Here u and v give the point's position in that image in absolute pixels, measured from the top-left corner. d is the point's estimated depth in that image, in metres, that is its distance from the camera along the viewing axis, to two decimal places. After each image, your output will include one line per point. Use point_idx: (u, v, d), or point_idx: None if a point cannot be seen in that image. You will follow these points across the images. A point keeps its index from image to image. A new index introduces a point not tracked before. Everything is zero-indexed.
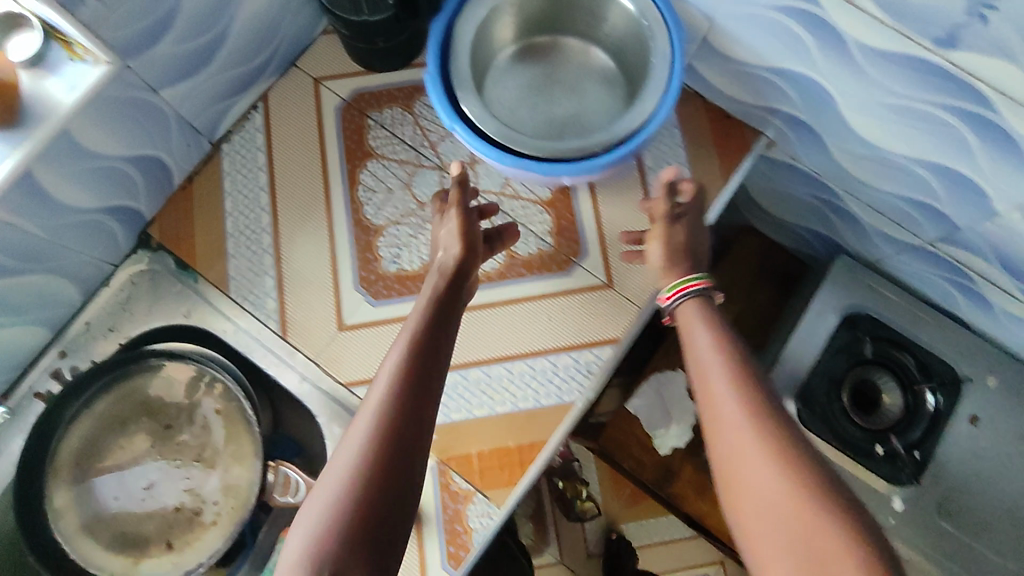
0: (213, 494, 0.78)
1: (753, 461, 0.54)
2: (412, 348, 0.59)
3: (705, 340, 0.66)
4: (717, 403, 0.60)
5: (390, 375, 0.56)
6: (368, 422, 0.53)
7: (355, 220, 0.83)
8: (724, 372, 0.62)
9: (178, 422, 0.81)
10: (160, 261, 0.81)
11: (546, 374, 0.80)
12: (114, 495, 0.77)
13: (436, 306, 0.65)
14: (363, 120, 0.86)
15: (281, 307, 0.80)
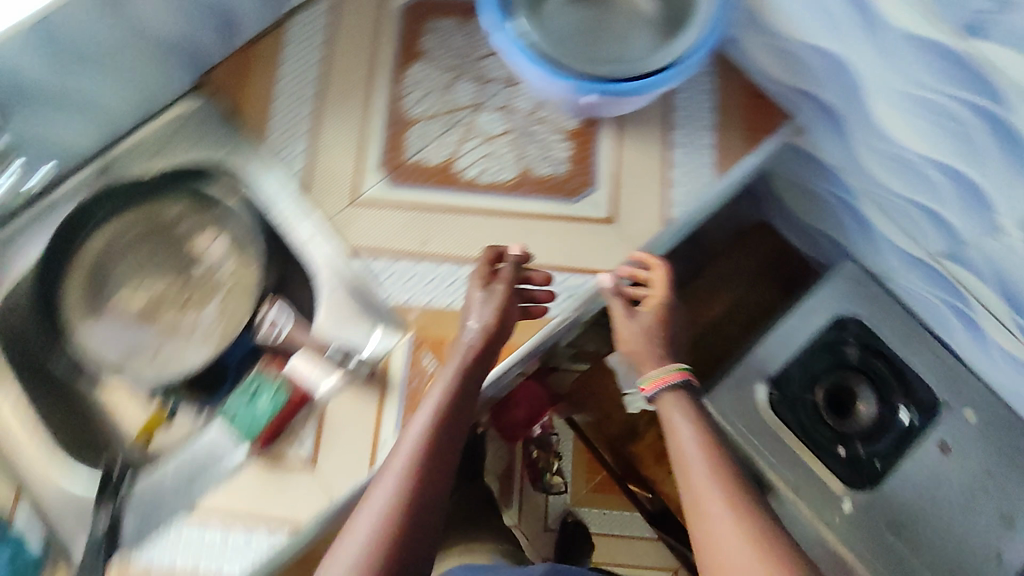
0: (208, 317, 0.91)
1: (726, 539, 0.64)
2: (434, 418, 0.72)
3: (689, 436, 0.75)
4: (697, 490, 0.70)
5: (412, 445, 0.70)
6: (391, 486, 0.67)
7: (392, 109, 0.90)
8: (704, 463, 0.72)
9: (195, 249, 0.93)
10: (210, 105, 0.90)
11: (529, 286, 0.84)
12: (127, 294, 0.91)
13: (460, 369, 0.75)
14: (421, 23, 0.93)
15: (306, 169, 0.88)
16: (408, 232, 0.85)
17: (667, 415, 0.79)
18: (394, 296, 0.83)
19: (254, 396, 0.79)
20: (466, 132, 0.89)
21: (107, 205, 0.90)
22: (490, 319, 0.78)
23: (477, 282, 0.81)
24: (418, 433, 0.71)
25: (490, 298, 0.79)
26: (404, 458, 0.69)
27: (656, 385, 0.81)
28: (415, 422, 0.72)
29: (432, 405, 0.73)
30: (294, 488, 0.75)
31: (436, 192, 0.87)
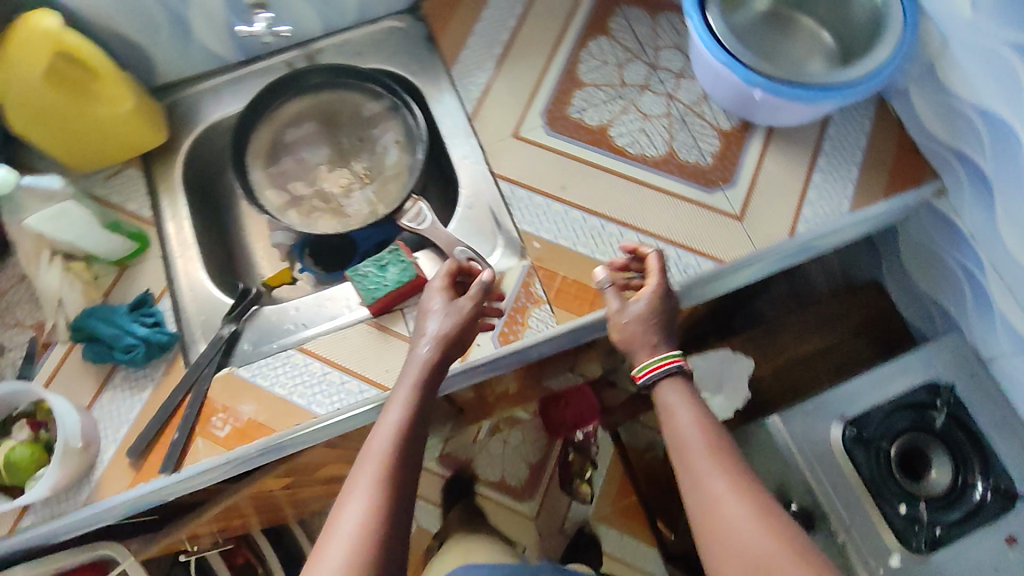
0: (360, 201, 0.98)
1: (737, 523, 0.59)
2: (398, 430, 0.66)
3: (687, 420, 0.68)
4: (702, 472, 0.64)
5: (378, 459, 0.63)
6: (363, 506, 0.59)
7: (568, 69, 0.98)
8: (706, 451, 0.65)
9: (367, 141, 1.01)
10: (416, 28, 1.03)
11: (648, 253, 0.88)
12: (300, 159, 1.00)
13: (419, 382, 0.71)
14: (613, 7, 1.03)
15: (479, 98, 0.97)
16: (551, 175, 0.93)
17: (662, 403, 0.71)
18: (524, 225, 0.90)
19: (383, 268, 0.87)
20: (627, 106, 0.96)
21: (323, 73, 0.98)
22: (452, 332, 0.75)
23: (439, 289, 0.79)
24: (382, 445, 0.65)
25: (457, 311, 0.76)
26: (372, 472, 0.62)
27: (650, 373, 0.72)
28: (376, 434, 0.66)
29: (395, 418, 0.67)
30: (395, 354, 0.84)
31: (586, 148, 0.94)
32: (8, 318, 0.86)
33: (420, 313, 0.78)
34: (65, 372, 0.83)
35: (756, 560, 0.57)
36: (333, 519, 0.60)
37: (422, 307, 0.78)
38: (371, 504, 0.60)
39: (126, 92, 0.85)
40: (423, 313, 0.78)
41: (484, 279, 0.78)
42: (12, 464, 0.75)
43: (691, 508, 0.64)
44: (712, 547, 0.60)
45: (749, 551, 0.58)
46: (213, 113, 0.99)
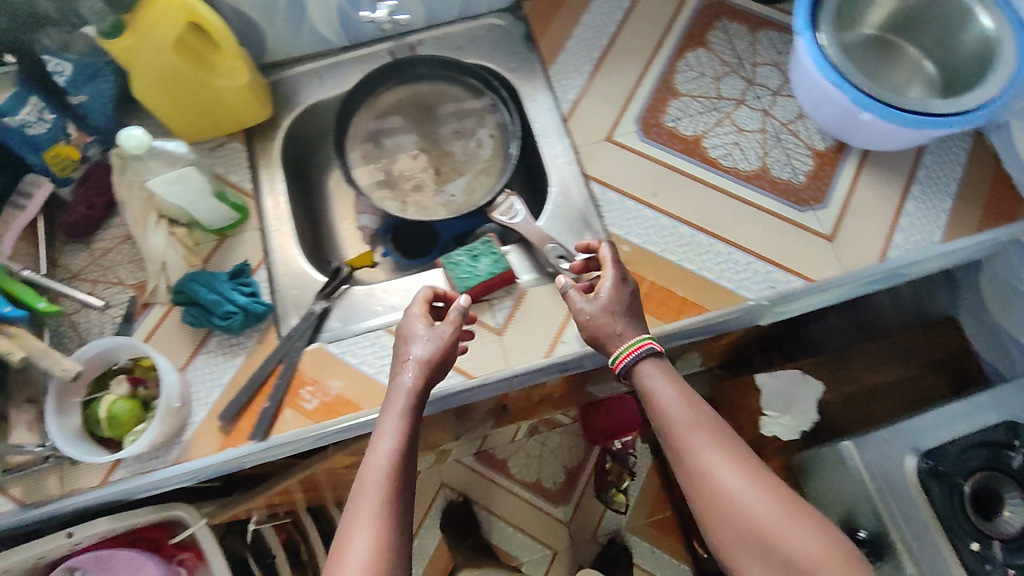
0: (456, 190, 1.00)
1: (737, 494, 0.61)
2: (391, 460, 0.65)
3: (671, 398, 0.66)
4: (693, 447, 0.64)
5: (376, 493, 0.63)
6: (366, 541, 0.59)
7: (665, 78, 0.99)
8: (694, 428, 0.64)
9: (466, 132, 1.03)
10: (516, 26, 1.04)
11: (737, 266, 0.88)
12: (399, 144, 1.04)
13: (408, 410, 0.70)
14: (713, 22, 1.03)
15: (576, 100, 0.98)
16: (643, 181, 0.93)
17: (641, 385, 0.69)
18: (613, 228, 0.91)
19: (475, 259, 0.89)
20: (721, 119, 0.96)
21: (428, 64, 1.01)
22: (435, 357, 0.73)
23: (421, 316, 0.76)
24: (377, 479, 0.64)
25: (437, 337, 0.74)
26: (375, 505, 0.62)
27: (627, 360, 0.70)
28: (369, 465, 0.65)
29: (388, 448, 0.66)
30: (480, 343, 0.86)
31: (679, 157, 0.94)
32: (110, 277, 0.89)
33: (397, 341, 0.75)
34: (162, 332, 0.86)
35: (759, 529, 0.59)
36: (335, 555, 0.60)
37: (398, 336, 0.75)
38: (380, 539, 0.60)
39: (242, 67, 0.87)
40: (401, 339, 0.75)
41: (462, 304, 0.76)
42: (112, 417, 0.77)
43: (684, 481, 0.64)
44: (709, 516, 0.62)
45: (752, 521, 0.60)
46: (313, 95, 1.02)
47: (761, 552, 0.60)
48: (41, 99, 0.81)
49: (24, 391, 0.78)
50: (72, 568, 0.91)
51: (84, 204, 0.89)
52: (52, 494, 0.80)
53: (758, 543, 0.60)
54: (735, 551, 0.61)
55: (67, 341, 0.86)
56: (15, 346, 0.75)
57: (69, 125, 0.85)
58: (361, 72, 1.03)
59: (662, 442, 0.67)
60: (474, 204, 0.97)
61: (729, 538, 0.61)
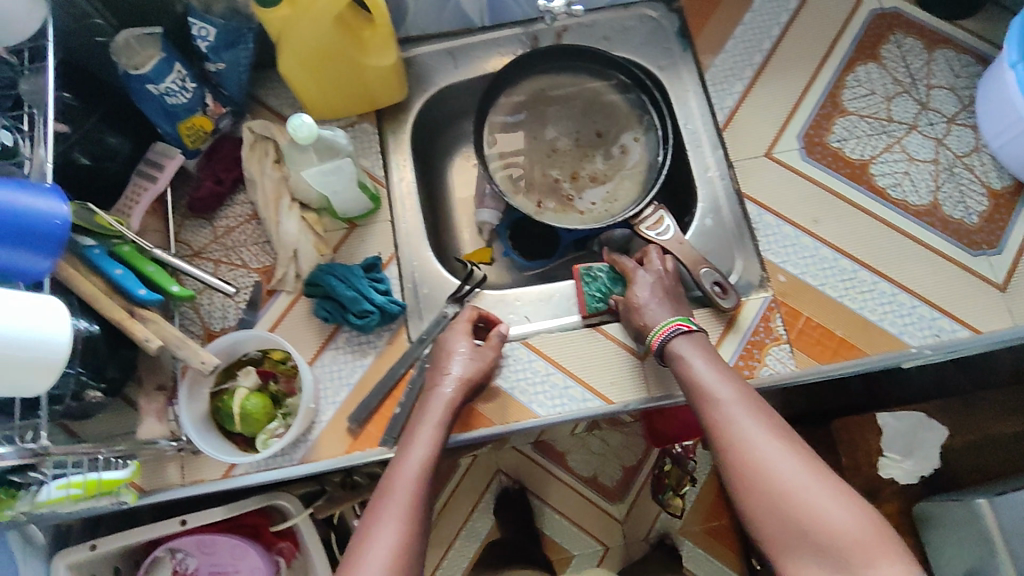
0: (595, 198, 0.94)
1: (767, 455, 0.62)
2: (424, 465, 0.69)
3: (707, 371, 0.70)
4: (728, 412, 0.66)
5: (404, 496, 0.66)
6: (391, 534, 0.63)
7: (832, 93, 0.91)
8: (730, 397, 0.67)
9: (608, 134, 0.96)
10: (669, 20, 0.96)
11: (900, 308, 0.82)
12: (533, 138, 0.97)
13: (443, 422, 0.73)
14: (886, 33, 0.94)
15: (734, 108, 0.91)
16: (804, 205, 0.86)
17: (677, 360, 0.73)
18: (769, 254, 0.84)
19: (615, 281, 0.86)
20: (891, 144, 0.89)
21: (573, 54, 0.94)
22: (474, 377, 0.76)
23: (465, 333, 0.80)
24: (407, 484, 0.67)
25: (475, 355, 0.78)
26: (400, 503, 0.65)
27: (663, 337, 0.74)
28: (401, 470, 0.68)
29: (421, 456, 0.70)
30: (621, 367, 0.81)
31: (844, 183, 0.87)
32: (234, 258, 0.84)
33: (438, 355, 0.79)
34: (289, 324, 0.82)
35: (786, 488, 0.60)
36: (362, 536, 0.64)
37: (439, 352, 0.79)
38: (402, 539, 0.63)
39: (391, 49, 0.81)
40: (442, 354, 0.78)
41: (505, 330, 0.82)
42: (245, 413, 0.74)
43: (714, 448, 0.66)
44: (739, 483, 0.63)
45: (780, 480, 0.61)
46: (446, 77, 0.95)
47: (786, 515, 0.60)
48: (184, 67, 0.76)
49: (154, 379, 0.75)
50: (175, 548, 0.89)
51: (212, 179, 0.84)
52: (172, 483, 0.76)
53: (785, 507, 0.60)
54: (761, 516, 0.61)
55: (189, 323, 0.82)
56: (152, 332, 0.71)
57: (207, 96, 0.80)
58: (499, 55, 0.96)
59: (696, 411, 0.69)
60: (617, 215, 0.91)
61: (755, 498, 0.61)
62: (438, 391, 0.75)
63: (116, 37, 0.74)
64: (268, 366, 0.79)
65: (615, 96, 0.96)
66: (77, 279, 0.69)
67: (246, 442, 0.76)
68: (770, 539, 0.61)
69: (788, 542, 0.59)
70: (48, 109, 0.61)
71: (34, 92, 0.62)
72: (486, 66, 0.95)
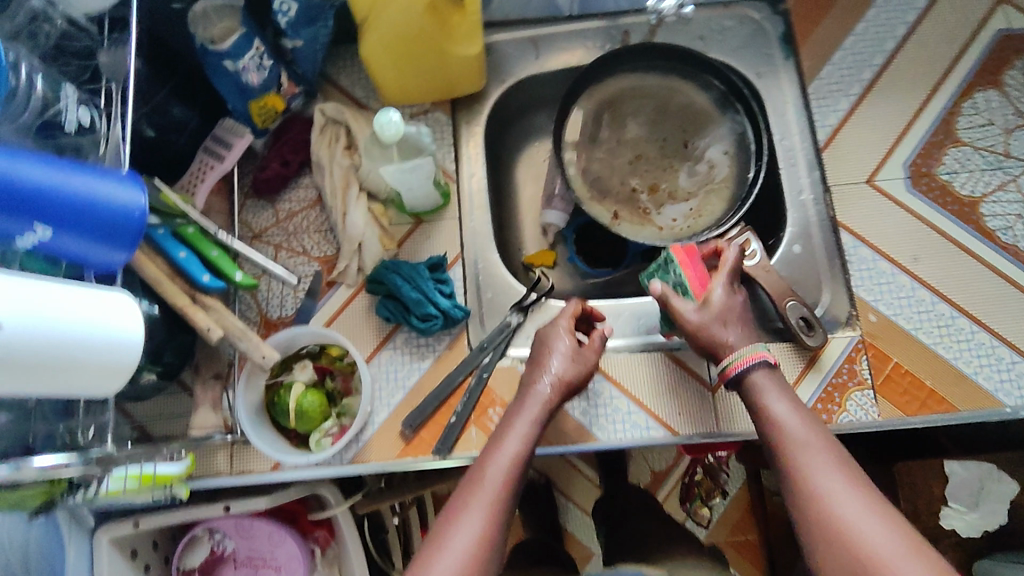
0: (674, 213, 0.88)
1: (851, 519, 0.56)
2: (513, 465, 0.63)
3: (789, 411, 0.64)
4: (808, 466, 0.60)
5: (492, 491, 0.61)
6: (472, 535, 0.58)
7: (945, 119, 0.84)
8: (810, 449, 0.61)
9: (695, 146, 0.90)
10: (773, 23, 0.89)
11: (1000, 363, 0.76)
12: (614, 141, 0.91)
13: (539, 420, 0.67)
14: (1012, 57, 0.86)
15: (836, 127, 0.84)
16: (904, 240, 0.80)
17: (755, 393, 0.66)
18: (861, 291, 0.79)
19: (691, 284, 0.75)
20: (1006, 182, 0.82)
21: (664, 54, 0.88)
22: (575, 382, 0.70)
23: (568, 330, 0.74)
24: (496, 478, 0.62)
25: (574, 358, 0.71)
26: (489, 493, 0.61)
27: (743, 366, 0.67)
28: (489, 465, 0.63)
29: (513, 450, 0.64)
30: (689, 396, 0.77)
31: (950, 220, 0.81)
32: (295, 244, 0.81)
33: (536, 353, 0.73)
34: (347, 318, 0.79)
35: (873, 560, 0.54)
36: (438, 533, 0.59)
37: (536, 351, 0.73)
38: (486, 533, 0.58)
39: (479, 34, 0.76)
40: (539, 353, 0.73)
41: (607, 331, 0.74)
42: (300, 410, 0.72)
43: (791, 503, 0.60)
44: (821, 541, 0.57)
45: (866, 549, 0.54)
46: (526, 68, 0.89)
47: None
48: (262, 43, 0.72)
49: (211, 366, 0.73)
50: (213, 528, 0.88)
51: (279, 160, 0.81)
52: (220, 471, 0.74)
53: None
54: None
55: (246, 309, 0.79)
56: (213, 321, 0.68)
57: (282, 74, 0.76)
58: (584, 48, 0.89)
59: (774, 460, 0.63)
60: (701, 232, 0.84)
61: (836, 567, 0.55)
62: (535, 386, 0.69)
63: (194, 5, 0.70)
64: (325, 361, 0.77)
65: (706, 103, 0.89)
66: (142, 259, 0.67)
67: (299, 438, 0.74)
68: None
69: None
70: (129, 86, 0.57)
71: (114, 66, 0.58)
72: (569, 58, 0.89)
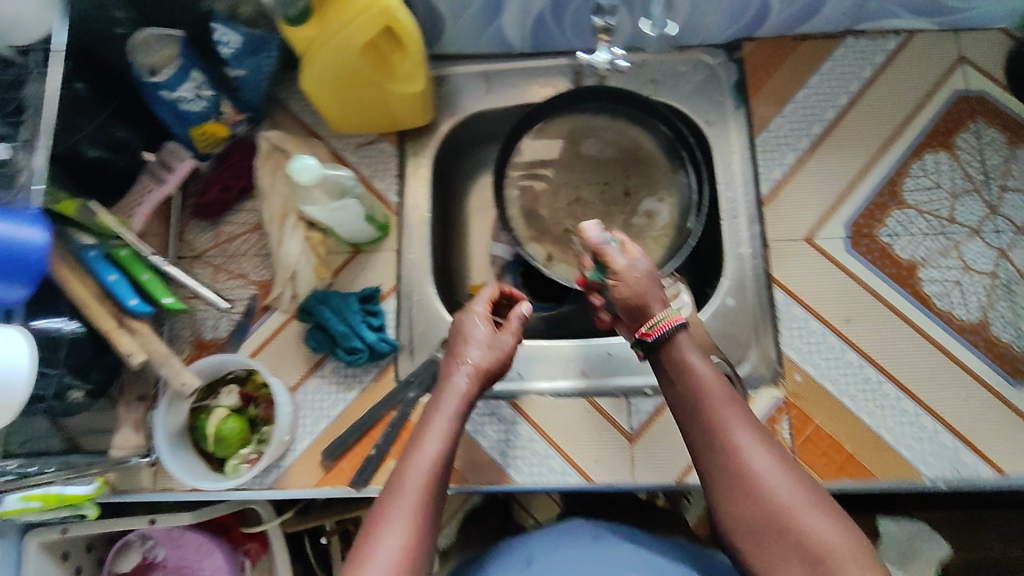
0: None
1: (764, 473, 0.58)
2: (437, 461, 0.60)
3: (705, 366, 0.63)
4: (726, 419, 0.60)
5: (416, 492, 0.58)
6: (400, 539, 0.55)
7: (891, 180, 0.83)
8: (728, 403, 0.61)
9: (637, 194, 0.91)
10: (727, 70, 0.89)
11: (921, 432, 0.76)
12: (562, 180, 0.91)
13: (458, 414, 0.64)
14: (966, 119, 0.85)
15: (780, 181, 0.84)
16: (837, 301, 0.80)
17: (670, 353, 0.65)
18: (789, 349, 0.79)
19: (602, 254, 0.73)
20: (947, 248, 0.81)
21: (613, 98, 0.89)
22: (491, 368, 0.67)
23: (484, 317, 0.70)
24: (420, 480, 0.58)
25: (490, 343, 0.68)
26: (411, 491, 0.58)
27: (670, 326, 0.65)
28: (413, 465, 0.59)
29: (433, 451, 0.60)
30: (606, 444, 0.77)
31: (887, 283, 0.80)
32: (232, 267, 0.83)
33: (453, 339, 0.70)
34: (277, 345, 0.81)
35: (781, 512, 0.57)
36: (363, 547, 0.55)
37: (454, 337, 0.70)
38: (412, 535, 0.56)
39: (421, 74, 0.76)
40: (458, 336, 0.70)
41: (524, 312, 0.71)
42: (219, 435, 0.73)
43: (703, 453, 0.61)
44: (730, 497, 0.59)
45: (775, 501, 0.57)
46: (477, 102, 0.90)
47: (779, 536, 0.56)
48: (201, 73, 0.73)
49: (136, 388, 0.76)
50: (146, 536, 0.90)
51: (220, 185, 0.82)
52: (143, 488, 0.76)
53: (777, 527, 0.57)
54: (753, 534, 0.58)
55: (180, 327, 0.81)
56: (137, 347, 0.70)
57: (224, 103, 0.77)
58: (537, 85, 0.90)
59: (686, 413, 0.63)
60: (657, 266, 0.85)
61: (749, 517, 0.58)
62: (452, 380, 0.65)
63: (135, 34, 0.72)
64: (252, 388, 0.77)
65: (653, 148, 0.90)
66: (70, 281, 0.68)
67: (219, 461, 0.75)
68: (760, 559, 0.57)
69: (782, 567, 0.56)
70: (47, 117, 0.58)
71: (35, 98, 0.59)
72: (521, 95, 0.90)
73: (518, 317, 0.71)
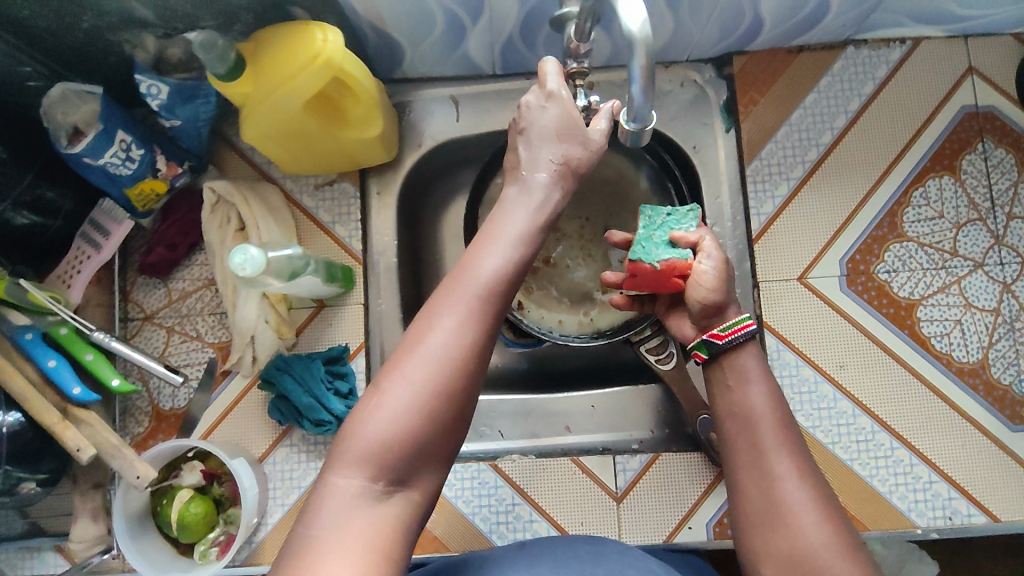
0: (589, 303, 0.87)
1: (798, 507, 0.51)
2: (509, 259, 0.53)
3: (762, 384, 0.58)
4: (769, 444, 0.54)
5: (481, 285, 0.52)
6: (456, 330, 0.49)
7: (891, 211, 0.77)
8: (779, 427, 0.55)
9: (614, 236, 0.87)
10: (716, 89, 0.81)
11: (915, 481, 0.74)
12: None
13: (534, 217, 0.58)
14: (973, 139, 0.78)
15: (772, 216, 0.78)
16: (831, 346, 0.76)
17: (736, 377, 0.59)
18: None
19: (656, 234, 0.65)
20: (948, 284, 0.76)
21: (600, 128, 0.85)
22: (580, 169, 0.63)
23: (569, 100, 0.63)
24: (488, 273, 0.52)
25: (571, 131, 0.63)
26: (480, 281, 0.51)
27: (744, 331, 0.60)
28: (481, 256, 0.53)
29: (506, 248, 0.54)
30: (593, 504, 0.74)
31: (884, 324, 0.76)
32: (187, 328, 0.77)
33: (528, 130, 0.63)
34: (239, 414, 0.76)
35: (807, 556, 0.49)
36: (412, 338, 0.50)
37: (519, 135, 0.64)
38: (473, 330, 0.50)
39: (377, 115, 0.69)
40: (530, 129, 0.63)
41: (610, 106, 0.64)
42: (183, 521, 0.69)
43: (737, 471, 0.55)
44: (757, 530, 0.52)
45: (805, 544, 0.50)
46: (444, 130, 0.82)
47: None
48: (127, 132, 0.65)
49: (91, 476, 0.72)
50: None
51: (165, 244, 0.75)
52: (113, 568, 0.74)
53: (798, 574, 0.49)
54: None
55: (137, 398, 0.76)
56: (85, 439, 0.65)
57: (158, 157, 0.69)
58: (509, 109, 0.82)
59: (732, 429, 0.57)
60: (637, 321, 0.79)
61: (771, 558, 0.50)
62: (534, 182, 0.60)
63: (50, 90, 0.63)
64: (215, 464, 0.73)
65: (636, 178, 0.87)
66: (5, 371, 0.63)
67: (186, 545, 0.71)
68: None
69: None
70: None
71: None
72: (491, 121, 0.82)
73: (603, 115, 0.64)
